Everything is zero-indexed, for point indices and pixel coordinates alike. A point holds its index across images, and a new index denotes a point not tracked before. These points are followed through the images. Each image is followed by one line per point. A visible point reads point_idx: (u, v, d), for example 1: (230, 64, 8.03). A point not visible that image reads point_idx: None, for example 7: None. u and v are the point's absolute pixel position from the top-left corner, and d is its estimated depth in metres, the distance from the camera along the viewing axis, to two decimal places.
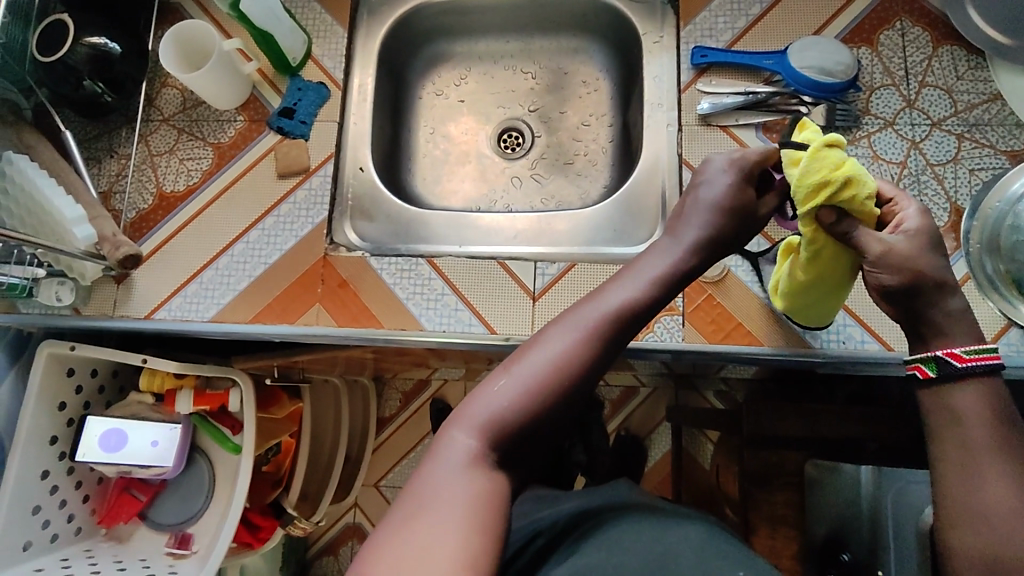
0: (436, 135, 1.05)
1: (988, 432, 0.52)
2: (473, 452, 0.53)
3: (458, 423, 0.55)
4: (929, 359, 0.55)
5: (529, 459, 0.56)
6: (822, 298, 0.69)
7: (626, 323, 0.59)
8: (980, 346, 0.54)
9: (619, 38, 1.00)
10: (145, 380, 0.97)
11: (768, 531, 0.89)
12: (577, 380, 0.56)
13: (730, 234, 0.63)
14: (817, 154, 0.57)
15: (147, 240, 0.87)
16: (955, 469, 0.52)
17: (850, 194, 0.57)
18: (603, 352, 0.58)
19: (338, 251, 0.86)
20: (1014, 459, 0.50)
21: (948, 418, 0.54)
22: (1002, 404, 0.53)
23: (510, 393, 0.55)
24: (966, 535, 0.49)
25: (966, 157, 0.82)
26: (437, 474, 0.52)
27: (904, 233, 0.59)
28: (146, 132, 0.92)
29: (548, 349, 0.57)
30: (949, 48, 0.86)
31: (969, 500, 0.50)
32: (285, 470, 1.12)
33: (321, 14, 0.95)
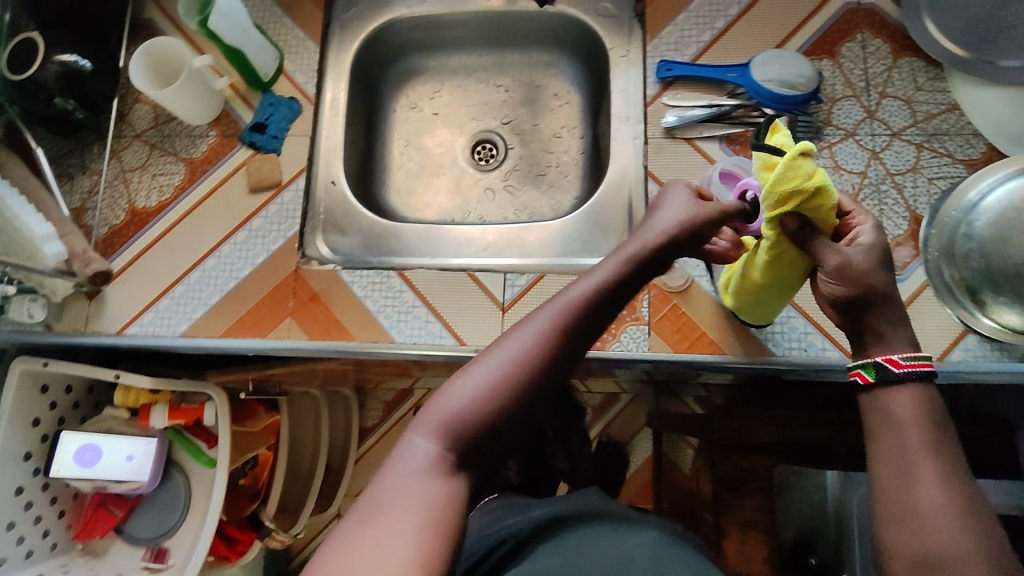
0: (410, 147, 1.06)
1: (921, 434, 0.54)
2: (433, 455, 0.53)
3: (418, 427, 0.55)
4: (869, 365, 0.58)
5: (493, 460, 0.56)
6: (772, 298, 0.71)
7: (588, 316, 0.59)
8: (917, 354, 0.56)
9: (589, 52, 1.02)
10: (121, 396, 0.97)
11: (739, 536, 0.93)
12: (537, 378, 0.56)
13: (681, 247, 0.65)
14: (796, 163, 0.54)
15: (118, 255, 0.88)
16: (891, 473, 0.53)
17: (816, 205, 0.57)
18: (565, 348, 0.58)
19: (310, 265, 0.86)
20: (943, 461, 0.53)
21: (886, 419, 0.56)
22: (936, 408, 0.55)
23: (469, 393, 0.55)
24: (902, 536, 0.51)
25: (925, 166, 0.84)
26: (395, 478, 0.52)
27: (858, 247, 0.61)
28: (118, 148, 0.92)
29: (508, 348, 0.57)
30: (908, 60, 0.88)
31: (904, 502, 0.52)
32: (263, 483, 1.12)
33: (293, 29, 0.96)
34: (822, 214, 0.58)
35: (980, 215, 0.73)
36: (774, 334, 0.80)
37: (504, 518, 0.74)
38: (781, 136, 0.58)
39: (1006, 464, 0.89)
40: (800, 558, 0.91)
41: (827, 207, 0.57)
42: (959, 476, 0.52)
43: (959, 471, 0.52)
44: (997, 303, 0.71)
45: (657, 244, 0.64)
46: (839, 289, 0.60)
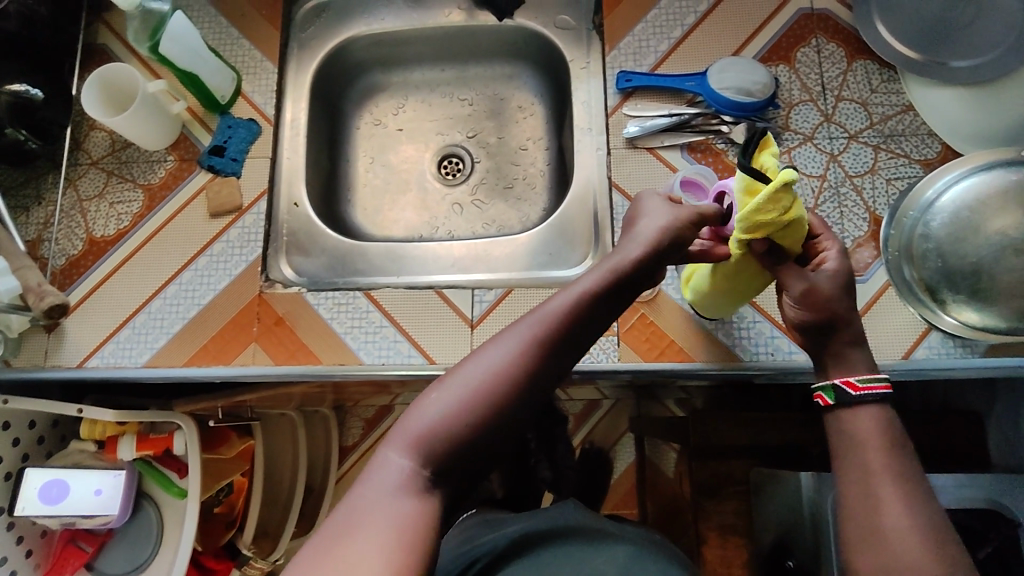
0: (376, 163, 1.05)
1: (883, 456, 0.56)
2: (406, 471, 0.52)
3: (393, 442, 0.54)
4: (828, 388, 0.59)
5: (466, 481, 0.55)
6: (730, 301, 0.73)
7: (568, 329, 0.59)
8: (874, 375, 0.59)
9: (550, 64, 1.02)
10: (87, 428, 0.94)
11: (717, 541, 0.91)
12: (515, 393, 0.56)
13: (661, 257, 0.64)
14: (779, 195, 0.53)
15: (77, 286, 0.86)
16: (856, 495, 0.55)
17: (788, 233, 0.56)
18: (544, 362, 0.57)
19: (274, 288, 0.85)
20: (904, 482, 0.54)
21: (849, 442, 0.58)
22: (895, 430, 0.57)
23: (446, 407, 0.54)
24: (870, 558, 0.52)
25: (883, 167, 0.85)
26: (367, 494, 0.51)
27: (824, 271, 0.61)
28: (74, 176, 0.91)
29: (485, 362, 0.56)
30: (863, 62, 0.89)
31: (870, 524, 0.53)
32: (238, 510, 1.10)
33: (250, 50, 0.95)
34: (792, 241, 0.58)
35: (937, 214, 0.74)
36: (740, 339, 0.80)
37: (476, 534, 0.72)
38: (769, 157, 0.56)
39: (975, 456, 0.91)
40: (778, 561, 0.88)
41: (797, 236, 0.57)
42: (920, 497, 0.54)
43: (919, 492, 0.54)
44: (956, 302, 0.72)
45: (642, 259, 0.63)
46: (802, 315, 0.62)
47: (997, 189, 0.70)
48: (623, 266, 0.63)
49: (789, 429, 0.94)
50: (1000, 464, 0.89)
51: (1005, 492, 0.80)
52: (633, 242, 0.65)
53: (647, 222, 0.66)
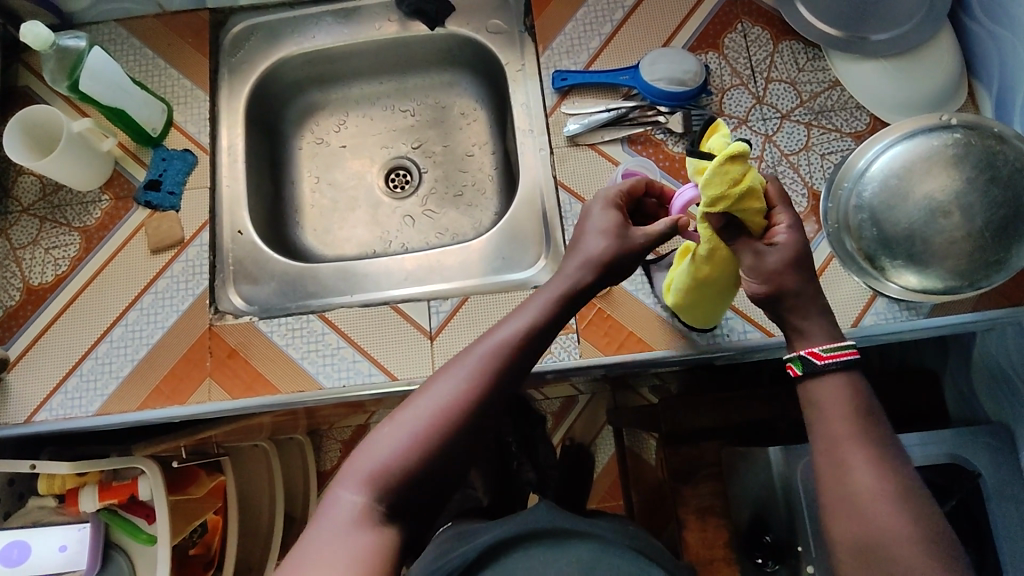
0: (322, 183, 1.04)
1: (848, 423, 0.57)
2: (359, 509, 0.51)
3: (345, 480, 0.53)
4: (796, 359, 0.60)
5: (424, 512, 0.54)
6: (710, 299, 0.72)
7: (516, 358, 0.59)
8: (835, 344, 0.59)
9: (486, 69, 1.02)
10: (45, 483, 0.89)
11: (699, 523, 0.91)
12: (467, 425, 0.55)
13: (606, 275, 0.64)
14: (725, 166, 0.54)
15: (17, 339, 0.83)
16: (826, 465, 0.57)
17: (744, 208, 0.57)
18: (493, 392, 0.57)
19: (224, 320, 0.83)
20: (871, 445, 0.56)
21: (815, 410, 0.59)
22: (861, 396, 0.58)
23: (396, 442, 0.54)
24: (847, 527, 0.54)
25: (817, 143, 0.87)
26: (321, 534, 0.50)
27: (774, 247, 0.60)
28: (5, 225, 0.87)
29: (435, 395, 0.56)
30: (788, 43, 0.91)
31: (841, 496, 0.55)
32: (215, 549, 1.05)
33: (179, 79, 0.93)
34: (749, 217, 0.58)
35: (867, 184, 0.75)
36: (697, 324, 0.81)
37: (452, 546, 0.71)
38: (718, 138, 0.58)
39: (933, 412, 0.94)
40: (757, 536, 0.88)
41: (753, 209, 0.58)
42: (888, 459, 0.56)
43: (888, 453, 0.56)
44: (895, 267, 0.74)
45: (588, 275, 0.63)
46: (755, 286, 0.61)
47: (921, 155, 0.73)
48: (569, 291, 0.63)
49: (756, 406, 0.95)
50: (958, 417, 0.92)
51: (966, 445, 0.82)
52: (577, 258, 0.64)
53: (594, 239, 0.65)
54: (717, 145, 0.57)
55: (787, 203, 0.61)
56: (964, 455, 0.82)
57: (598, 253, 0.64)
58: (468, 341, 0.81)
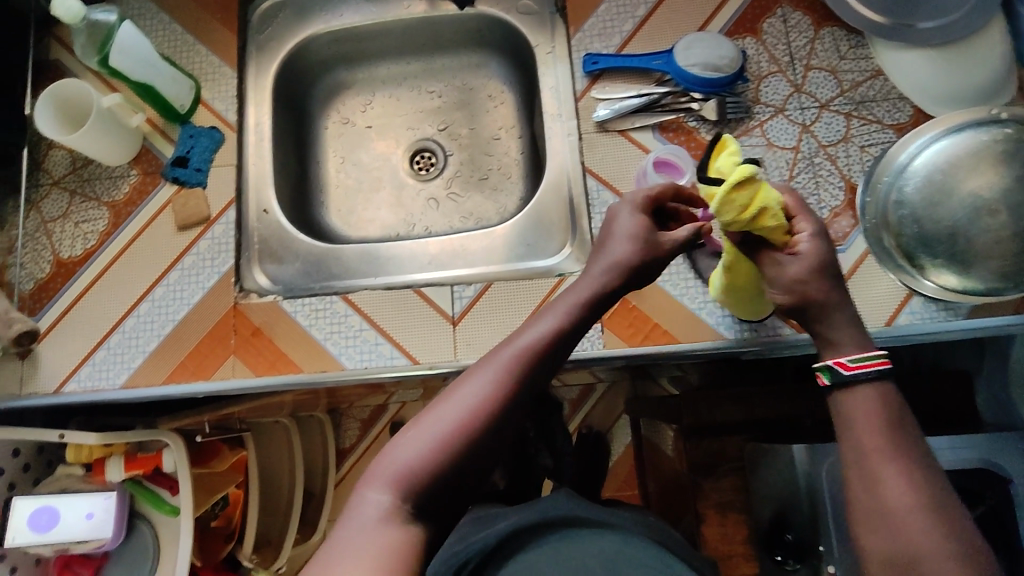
0: (347, 163, 1.03)
1: (879, 434, 0.55)
2: (386, 508, 0.50)
3: (371, 480, 0.52)
4: (823, 368, 0.58)
5: (449, 511, 0.53)
6: (746, 300, 0.72)
7: (540, 360, 0.58)
8: (867, 354, 0.57)
9: (515, 50, 1.00)
10: (72, 454, 0.91)
11: (719, 518, 0.92)
12: (493, 426, 0.54)
13: (627, 282, 0.64)
14: (734, 193, 0.53)
15: (47, 311, 0.84)
16: (857, 476, 0.55)
17: (759, 227, 0.55)
18: (520, 392, 0.56)
19: (249, 299, 0.84)
20: (904, 458, 0.54)
21: (847, 420, 0.57)
22: (894, 408, 0.56)
23: (422, 445, 0.53)
24: (879, 542, 0.52)
25: (856, 135, 0.84)
26: (349, 532, 0.49)
27: (796, 257, 0.59)
28: (36, 198, 0.88)
29: (460, 397, 0.55)
30: (830, 30, 0.88)
31: (871, 509, 0.53)
32: (236, 521, 1.06)
33: (207, 56, 0.92)
34: (767, 232, 0.57)
35: (909, 179, 0.73)
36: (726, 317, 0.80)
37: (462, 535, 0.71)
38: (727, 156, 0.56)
39: (966, 414, 0.91)
40: (778, 535, 0.86)
41: (771, 226, 0.56)
42: (923, 474, 0.53)
43: (922, 468, 0.54)
44: (934, 266, 0.72)
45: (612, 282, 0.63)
46: (780, 298, 0.60)
47: (967, 150, 0.70)
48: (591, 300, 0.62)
49: (781, 401, 0.93)
50: (991, 421, 0.89)
51: (999, 450, 0.79)
52: (602, 263, 0.64)
53: (621, 244, 0.64)
54: (727, 165, 0.56)
55: (806, 211, 0.60)
56: (996, 460, 0.79)
57: (628, 260, 0.63)
58: (491, 327, 0.81)
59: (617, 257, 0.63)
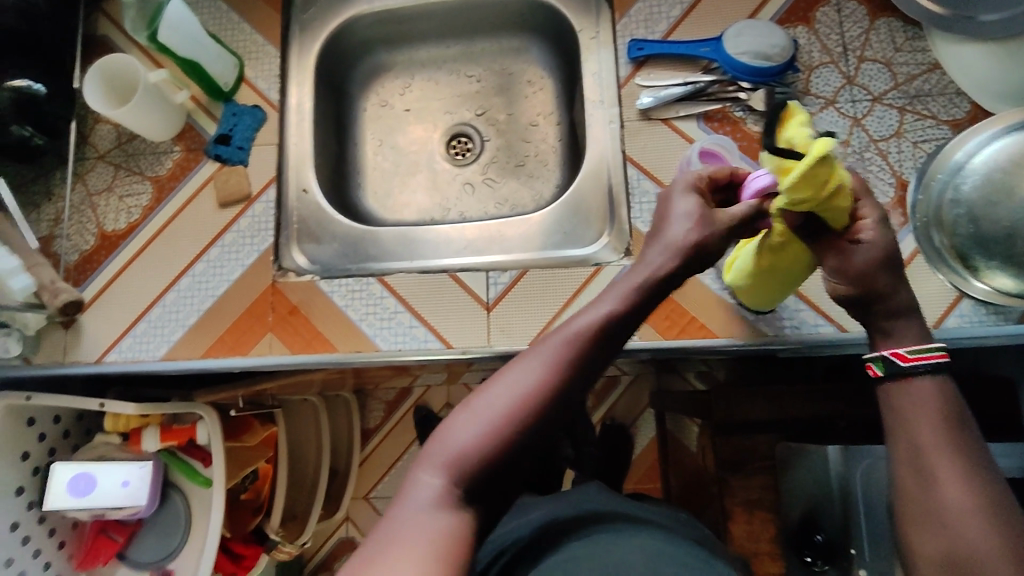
0: (385, 146, 1.03)
1: (936, 430, 0.54)
2: (440, 491, 0.51)
3: (425, 462, 0.52)
4: (878, 359, 0.57)
5: (502, 495, 0.53)
6: (771, 287, 0.71)
7: (595, 346, 0.57)
8: (925, 347, 0.56)
9: (558, 35, 0.99)
10: (110, 422, 0.94)
11: (745, 517, 0.90)
12: (547, 413, 0.54)
13: (689, 265, 0.62)
14: (817, 168, 0.49)
15: (91, 281, 0.86)
16: (908, 473, 0.54)
17: (830, 206, 0.53)
18: (573, 378, 0.55)
19: (286, 277, 0.85)
20: (958, 455, 0.53)
21: (902, 415, 0.56)
22: (950, 402, 0.55)
23: (476, 429, 0.52)
24: (931, 539, 0.52)
25: (909, 130, 0.81)
26: (404, 514, 0.50)
27: (860, 245, 0.57)
28: (82, 170, 0.90)
29: (512, 382, 0.54)
30: (885, 20, 0.85)
31: (923, 506, 0.53)
32: (265, 496, 1.07)
33: (251, 34, 0.93)
34: (834, 212, 0.54)
35: (966, 178, 0.70)
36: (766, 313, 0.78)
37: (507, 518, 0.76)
38: (800, 128, 0.53)
39: (1011, 423, 0.88)
40: (807, 535, 0.84)
41: (838, 208, 0.54)
42: (978, 471, 0.52)
43: (976, 466, 0.53)
44: (989, 268, 0.69)
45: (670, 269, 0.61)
46: (842, 288, 0.59)
47: None
48: (647, 287, 0.61)
49: (816, 401, 0.91)
50: None
51: None
52: (661, 246, 0.62)
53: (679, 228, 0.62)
54: (800, 135, 0.52)
55: (868, 193, 0.58)
56: None
57: (687, 250, 0.61)
58: (527, 314, 0.80)
59: (679, 237, 0.61)
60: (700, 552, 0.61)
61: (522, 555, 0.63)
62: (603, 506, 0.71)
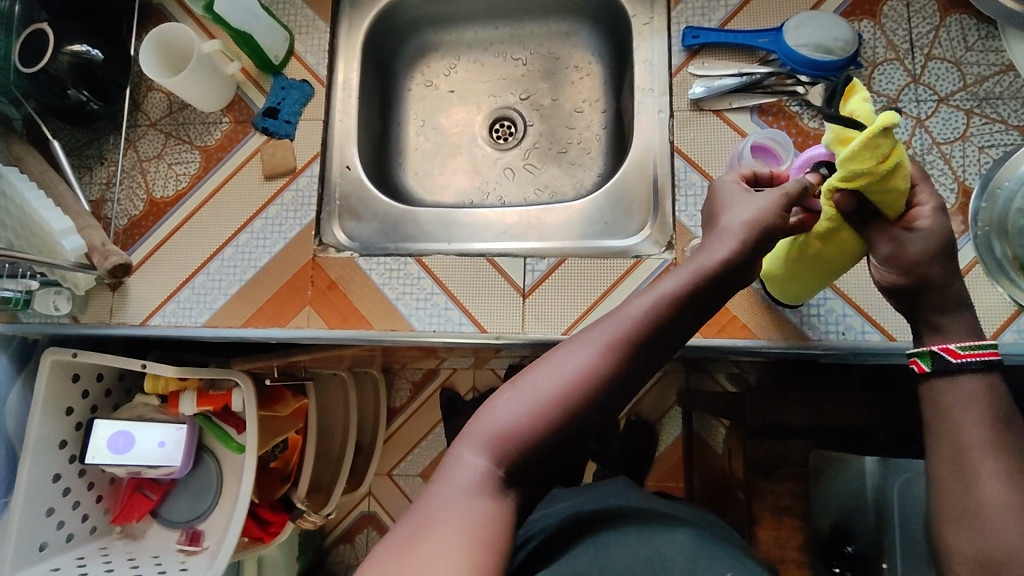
0: (427, 126, 1.03)
1: (981, 432, 0.52)
2: (482, 471, 0.51)
3: (467, 441, 0.52)
4: (925, 354, 0.55)
5: (543, 480, 0.53)
6: (817, 276, 0.66)
7: (649, 336, 0.54)
8: (976, 343, 0.54)
9: (610, 21, 0.97)
10: (150, 383, 0.96)
11: (773, 522, 0.85)
12: (594, 401, 0.52)
13: (754, 251, 0.56)
14: (876, 141, 0.47)
15: (139, 246, 0.88)
16: (952, 479, 0.52)
17: (886, 186, 0.51)
18: (625, 366, 0.53)
19: (327, 253, 0.86)
20: (1008, 465, 0.51)
21: (942, 412, 0.54)
22: (1003, 408, 0.53)
23: (521, 411, 0.51)
24: (966, 535, 0.50)
25: (975, 134, 0.77)
26: (444, 492, 0.50)
27: (915, 233, 0.55)
28: (133, 137, 0.92)
29: (559, 365, 0.53)
30: (957, 17, 0.81)
31: (965, 512, 0.50)
32: (293, 465, 1.10)
33: (303, 9, 0.93)
34: (885, 199, 0.53)
35: None
36: (809, 316, 0.76)
37: (533, 510, 0.77)
38: (864, 103, 0.50)
39: None
40: (838, 546, 0.82)
41: (892, 192, 0.52)
42: None
43: None
44: None
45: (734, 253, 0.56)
46: (889, 278, 0.57)
47: None
48: (712, 272, 0.56)
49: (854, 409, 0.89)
50: None
51: None
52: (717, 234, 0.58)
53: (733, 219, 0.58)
54: (862, 110, 0.50)
55: (926, 181, 0.56)
56: None
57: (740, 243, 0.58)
58: (563, 304, 0.80)
59: (741, 222, 0.56)
60: (726, 553, 0.60)
61: (547, 546, 0.63)
62: (630, 502, 0.70)
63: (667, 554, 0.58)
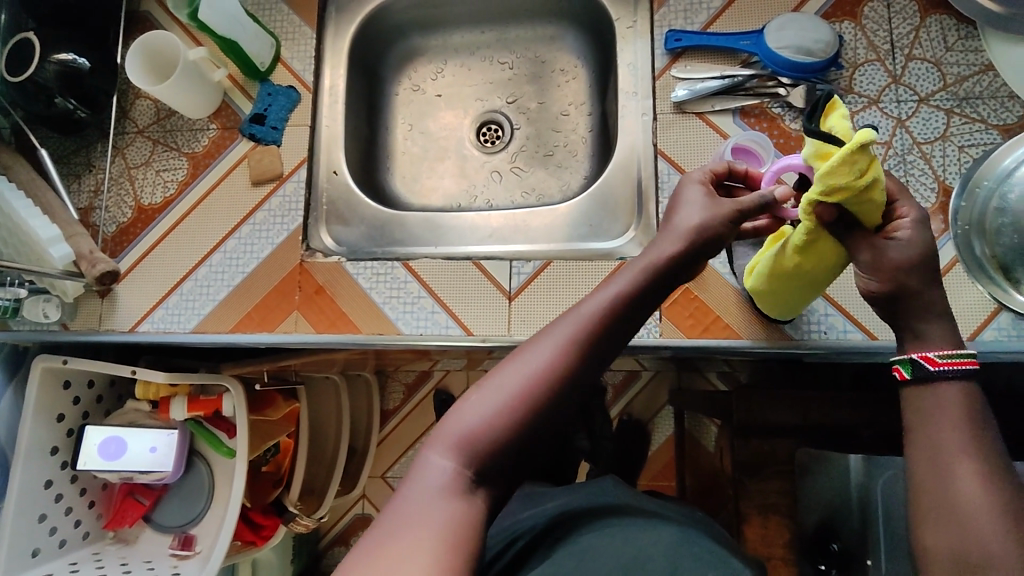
0: (415, 131, 1.03)
1: (959, 429, 0.52)
2: (450, 473, 0.51)
3: (435, 444, 0.53)
4: (905, 362, 0.55)
5: (513, 480, 0.53)
6: (800, 286, 0.67)
7: (606, 330, 0.56)
8: (956, 351, 0.53)
9: (595, 24, 0.98)
10: (141, 390, 0.95)
11: (759, 521, 0.86)
12: (559, 395, 0.53)
13: (700, 248, 0.59)
14: (854, 157, 0.48)
15: (127, 253, 0.88)
16: (929, 478, 0.52)
17: (863, 200, 0.51)
18: (586, 363, 0.55)
19: (314, 257, 0.86)
20: (985, 462, 0.51)
21: (921, 410, 0.54)
22: (979, 405, 0.53)
23: (485, 411, 0.52)
24: (941, 533, 0.50)
25: (956, 133, 0.78)
26: (415, 496, 0.50)
27: (895, 242, 0.55)
28: (121, 144, 0.92)
29: (523, 364, 0.54)
30: (937, 18, 0.81)
31: (940, 509, 0.50)
32: (285, 469, 1.10)
33: (289, 15, 0.94)
34: (865, 210, 0.53)
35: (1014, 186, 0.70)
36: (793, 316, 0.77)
37: (521, 510, 0.77)
38: (844, 118, 0.50)
39: None
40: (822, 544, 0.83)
41: (871, 203, 0.52)
42: (1004, 480, 0.50)
43: (1002, 475, 0.50)
44: None
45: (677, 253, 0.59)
46: (869, 283, 0.57)
47: None
48: (661, 268, 0.58)
49: None
50: None
51: None
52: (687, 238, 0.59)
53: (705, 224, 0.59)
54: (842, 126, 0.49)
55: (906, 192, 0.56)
56: None
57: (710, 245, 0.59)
58: (548, 307, 0.80)
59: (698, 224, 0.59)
60: (709, 551, 0.61)
61: (533, 547, 0.63)
62: (616, 502, 0.70)
63: (650, 554, 0.58)
